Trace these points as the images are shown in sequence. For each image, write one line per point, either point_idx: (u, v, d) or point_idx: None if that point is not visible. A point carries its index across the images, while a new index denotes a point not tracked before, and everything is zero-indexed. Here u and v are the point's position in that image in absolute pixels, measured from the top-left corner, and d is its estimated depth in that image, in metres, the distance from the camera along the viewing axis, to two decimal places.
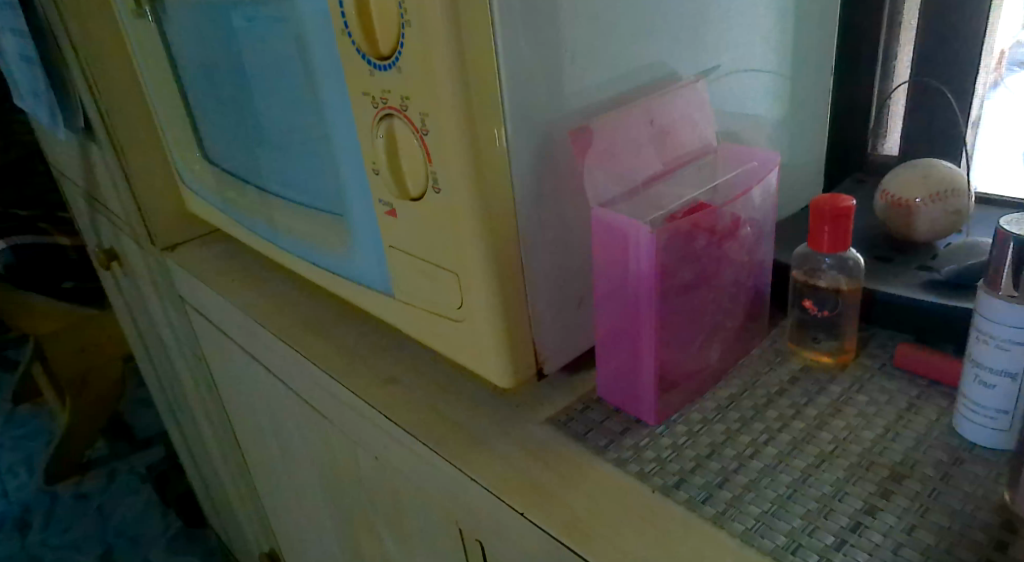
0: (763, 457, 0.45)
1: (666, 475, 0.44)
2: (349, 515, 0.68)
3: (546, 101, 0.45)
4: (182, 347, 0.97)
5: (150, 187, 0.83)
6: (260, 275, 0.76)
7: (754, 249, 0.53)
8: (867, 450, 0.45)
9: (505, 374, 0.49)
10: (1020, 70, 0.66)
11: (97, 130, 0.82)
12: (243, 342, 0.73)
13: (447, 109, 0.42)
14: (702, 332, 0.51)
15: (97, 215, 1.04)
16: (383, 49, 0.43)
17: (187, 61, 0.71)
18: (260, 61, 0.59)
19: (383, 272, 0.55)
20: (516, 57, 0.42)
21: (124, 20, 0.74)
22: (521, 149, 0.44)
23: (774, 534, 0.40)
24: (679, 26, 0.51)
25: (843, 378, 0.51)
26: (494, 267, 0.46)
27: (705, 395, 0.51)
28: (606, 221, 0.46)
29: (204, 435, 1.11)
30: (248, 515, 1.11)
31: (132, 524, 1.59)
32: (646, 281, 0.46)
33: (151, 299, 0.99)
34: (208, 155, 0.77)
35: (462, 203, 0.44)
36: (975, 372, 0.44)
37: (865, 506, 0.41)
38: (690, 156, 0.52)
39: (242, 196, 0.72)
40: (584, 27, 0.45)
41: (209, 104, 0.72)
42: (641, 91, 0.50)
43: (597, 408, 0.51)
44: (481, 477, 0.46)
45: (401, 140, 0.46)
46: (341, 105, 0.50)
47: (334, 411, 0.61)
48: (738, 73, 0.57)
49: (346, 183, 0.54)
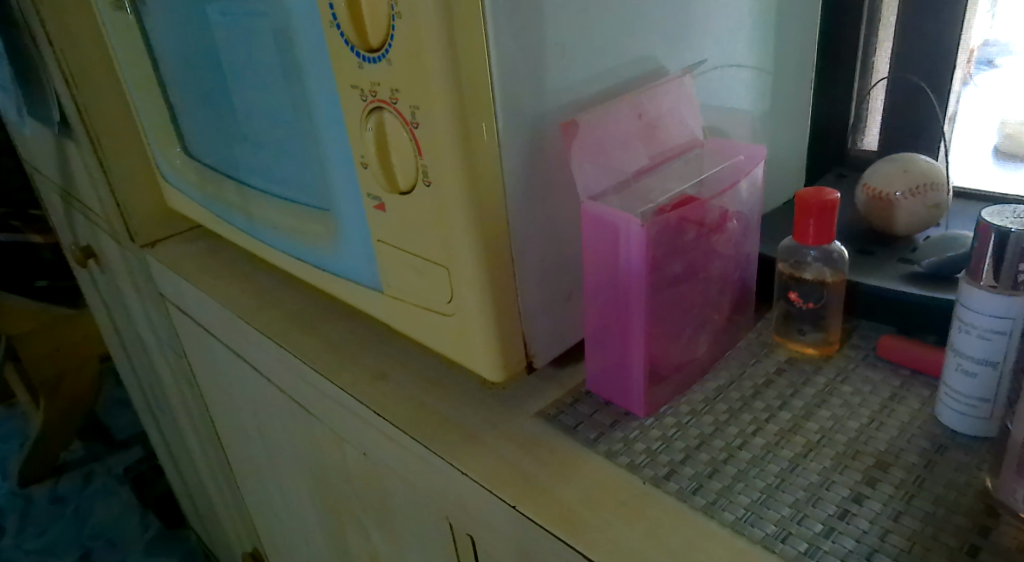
0: (751, 448, 0.46)
1: (657, 466, 0.45)
2: (336, 511, 0.68)
3: (536, 94, 0.45)
4: (163, 344, 0.96)
5: (128, 183, 0.82)
6: (244, 271, 0.75)
7: (741, 242, 0.53)
8: (853, 439, 0.45)
9: (495, 368, 0.49)
10: (988, 68, 0.67)
11: (74, 125, 0.80)
12: (227, 339, 0.72)
13: (438, 103, 0.42)
14: (691, 324, 0.52)
15: (73, 211, 1.02)
16: (372, 41, 0.43)
17: (167, 55, 0.70)
18: (243, 55, 0.59)
19: (371, 267, 0.55)
20: (507, 50, 0.42)
21: (102, 13, 0.72)
22: (512, 142, 0.45)
23: (764, 522, 0.40)
24: (664, 21, 0.51)
25: (827, 369, 0.52)
26: (483, 262, 0.46)
27: (693, 387, 0.52)
28: (596, 214, 0.46)
29: (184, 433, 1.10)
30: (230, 515, 1.10)
31: (110, 526, 1.57)
32: (637, 274, 0.46)
33: (130, 297, 0.97)
34: (189, 149, 0.76)
35: (452, 197, 0.44)
36: (957, 361, 0.45)
37: (852, 494, 0.42)
38: (677, 150, 0.52)
39: (225, 191, 0.71)
40: (573, 21, 0.45)
41: (189, 97, 0.71)
42: (628, 86, 0.50)
43: (586, 401, 0.51)
44: (471, 471, 0.46)
45: (390, 134, 0.46)
46: (327, 99, 0.50)
47: (321, 407, 0.60)
48: (723, 68, 0.57)
49: (333, 177, 0.54)
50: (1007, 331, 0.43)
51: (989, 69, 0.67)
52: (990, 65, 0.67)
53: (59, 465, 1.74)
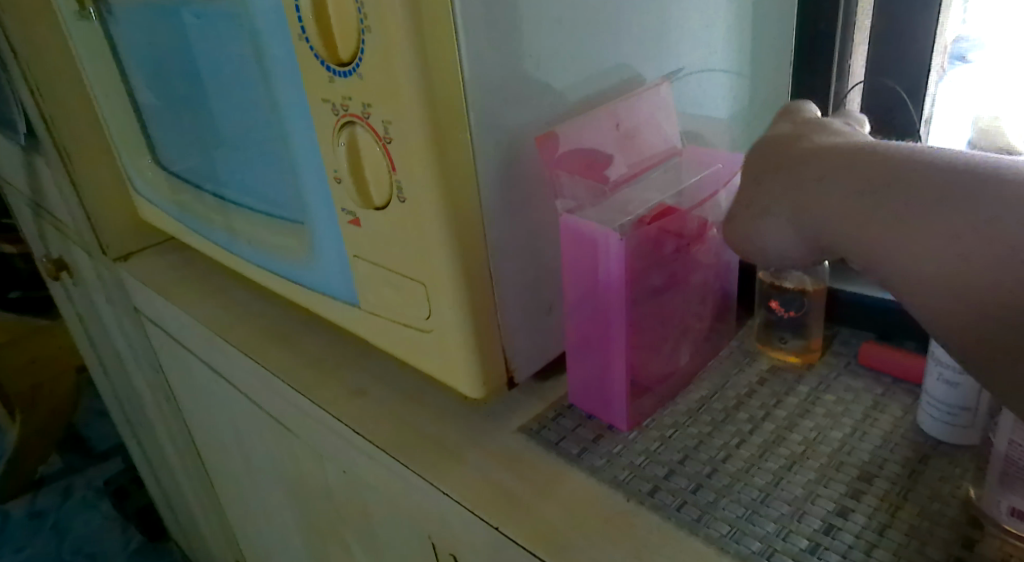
0: (735, 461, 0.45)
1: (641, 482, 0.44)
2: (317, 527, 0.67)
3: (511, 107, 0.44)
4: (139, 358, 0.94)
5: (99, 195, 0.81)
6: (220, 284, 0.74)
7: (721, 251, 0.53)
8: (836, 450, 0.45)
9: (475, 384, 0.49)
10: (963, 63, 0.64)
11: (42, 138, 0.79)
12: (203, 354, 0.71)
13: (411, 117, 0.41)
14: (672, 335, 0.51)
15: (44, 224, 1.00)
16: (342, 54, 0.42)
17: (135, 64, 0.69)
18: (214, 66, 0.57)
19: (348, 282, 0.54)
20: (481, 62, 0.42)
21: (67, 22, 0.71)
22: (488, 155, 0.44)
23: (749, 539, 0.40)
24: (638, 29, 0.50)
25: (809, 378, 0.52)
26: (461, 278, 0.45)
27: (675, 399, 0.51)
28: (575, 228, 0.46)
29: (163, 447, 1.08)
30: (212, 528, 1.09)
31: (91, 540, 1.55)
32: (616, 287, 0.46)
33: (104, 310, 0.95)
34: (160, 160, 0.75)
35: (427, 213, 0.43)
36: (937, 369, 0.45)
37: (837, 508, 0.41)
38: (656, 159, 0.52)
39: (198, 204, 0.70)
40: (547, 31, 0.45)
41: (159, 108, 0.70)
42: (605, 96, 0.50)
43: (569, 416, 0.51)
44: (452, 491, 0.46)
45: (363, 148, 0.45)
46: (300, 113, 0.49)
47: (300, 424, 0.59)
48: (699, 73, 0.57)
49: (307, 191, 0.53)
50: None
51: (963, 64, 0.64)
52: (963, 61, 0.64)
53: (37, 479, 1.71)
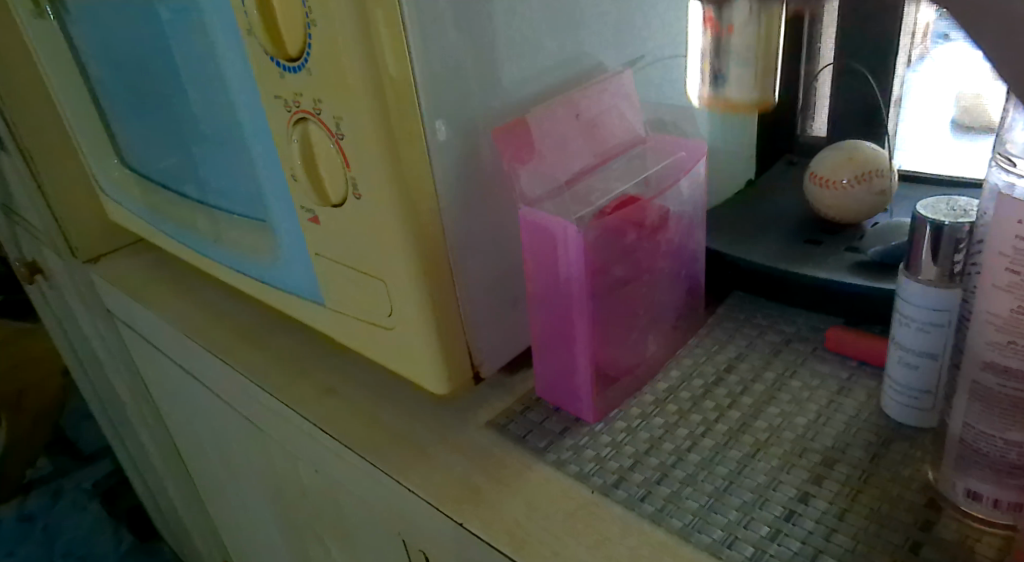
0: (700, 450, 0.45)
1: (605, 474, 0.44)
2: (296, 526, 0.66)
3: (466, 99, 0.43)
4: (116, 360, 0.93)
5: (66, 196, 0.80)
6: (191, 285, 0.73)
7: (686, 239, 0.53)
8: (800, 436, 0.45)
9: (440, 380, 0.48)
10: None
11: (6, 139, 0.78)
12: (176, 355, 0.70)
13: (362, 112, 0.40)
14: (637, 325, 0.51)
15: (16, 227, 0.99)
16: (290, 50, 0.42)
17: (94, 63, 0.68)
18: (172, 65, 0.56)
19: (312, 280, 0.53)
20: (434, 54, 0.41)
21: (26, 22, 0.70)
22: (443, 149, 0.43)
23: (711, 528, 0.40)
24: (598, 15, 0.50)
25: (777, 364, 0.52)
26: (419, 274, 0.45)
27: (643, 388, 0.51)
28: (533, 221, 0.45)
29: (146, 448, 1.07)
30: (198, 528, 1.08)
31: (82, 542, 1.54)
32: (577, 279, 0.46)
33: (79, 312, 0.94)
34: (124, 160, 0.74)
35: (383, 209, 0.43)
36: (899, 354, 0.44)
37: (798, 494, 0.41)
38: (619, 148, 0.51)
39: (164, 205, 0.69)
40: (501, 22, 0.44)
41: (121, 106, 0.69)
42: (565, 86, 0.49)
43: (537, 409, 0.50)
44: (419, 489, 0.45)
45: (317, 145, 0.45)
46: (256, 111, 0.48)
47: (271, 423, 0.59)
48: (663, 61, 0.56)
49: (266, 190, 0.52)
50: (945, 324, 0.42)
51: None
52: None
53: (25, 483, 1.67)
